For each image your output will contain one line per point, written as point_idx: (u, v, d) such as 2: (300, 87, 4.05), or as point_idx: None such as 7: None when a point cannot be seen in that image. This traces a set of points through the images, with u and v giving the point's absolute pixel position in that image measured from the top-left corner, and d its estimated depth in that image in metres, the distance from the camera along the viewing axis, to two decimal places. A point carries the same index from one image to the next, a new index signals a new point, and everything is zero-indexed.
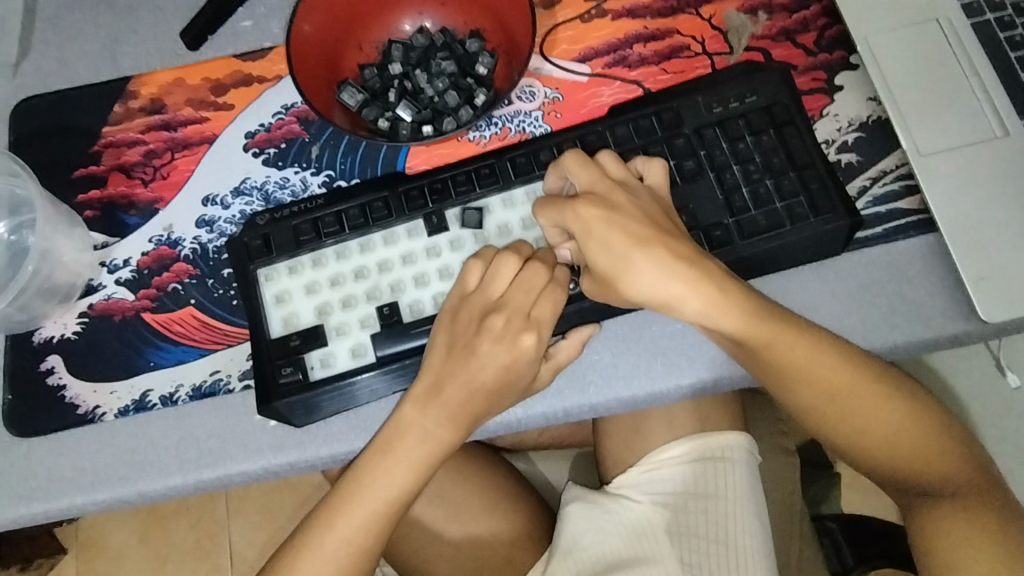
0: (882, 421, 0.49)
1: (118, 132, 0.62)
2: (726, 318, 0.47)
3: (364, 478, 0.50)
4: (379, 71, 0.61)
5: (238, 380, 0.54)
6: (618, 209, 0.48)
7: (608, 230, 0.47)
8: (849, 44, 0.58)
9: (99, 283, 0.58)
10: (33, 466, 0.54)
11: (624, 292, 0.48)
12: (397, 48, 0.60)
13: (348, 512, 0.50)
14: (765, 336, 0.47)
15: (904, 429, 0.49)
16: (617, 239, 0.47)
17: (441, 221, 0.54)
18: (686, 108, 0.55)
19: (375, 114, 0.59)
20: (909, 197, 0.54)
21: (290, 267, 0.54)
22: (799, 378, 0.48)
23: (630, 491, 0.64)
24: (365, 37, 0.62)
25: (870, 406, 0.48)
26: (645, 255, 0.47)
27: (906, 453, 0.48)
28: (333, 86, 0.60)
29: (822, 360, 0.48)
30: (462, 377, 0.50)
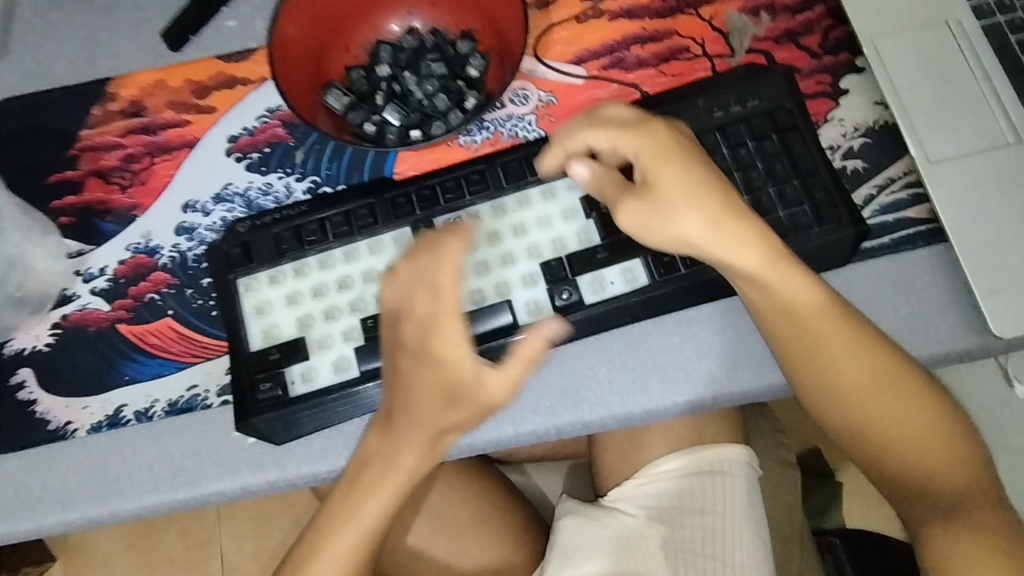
0: (910, 432, 0.46)
1: (96, 136, 0.59)
2: (776, 273, 0.44)
3: (347, 510, 0.46)
4: (366, 73, 0.58)
5: (217, 396, 0.52)
6: (680, 148, 0.45)
7: (676, 167, 0.44)
8: (854, 47, 0.56)
9: (74, 292, 0.56)
10: (1, 484, 0.51)
11: (669, 229, 0.44)
12: (385, 49, 0.58)
13: (327, 547, 0.46)
14: (816, 321, 0.45)
15: (932, 444, 0.46)
16: (680, 177, 0.43)
17: (429, 230, 0.52)
18: (686, 113, 0.53)
19: (362, 118, 0.57)
20: (917, 206, 0.52)
21: (271, 276, 0.52)
22: (837, 374, 0.46)
23: (626, 505, 0.62)
24: (352, 38, 0.60)
25: (905, 415, 0.46)
26: (705, 205, 0.43)
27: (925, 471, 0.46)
28: (318, 88, 0.57)
29: (866, 356, 0.45)
30: (412, 404, 0.42)
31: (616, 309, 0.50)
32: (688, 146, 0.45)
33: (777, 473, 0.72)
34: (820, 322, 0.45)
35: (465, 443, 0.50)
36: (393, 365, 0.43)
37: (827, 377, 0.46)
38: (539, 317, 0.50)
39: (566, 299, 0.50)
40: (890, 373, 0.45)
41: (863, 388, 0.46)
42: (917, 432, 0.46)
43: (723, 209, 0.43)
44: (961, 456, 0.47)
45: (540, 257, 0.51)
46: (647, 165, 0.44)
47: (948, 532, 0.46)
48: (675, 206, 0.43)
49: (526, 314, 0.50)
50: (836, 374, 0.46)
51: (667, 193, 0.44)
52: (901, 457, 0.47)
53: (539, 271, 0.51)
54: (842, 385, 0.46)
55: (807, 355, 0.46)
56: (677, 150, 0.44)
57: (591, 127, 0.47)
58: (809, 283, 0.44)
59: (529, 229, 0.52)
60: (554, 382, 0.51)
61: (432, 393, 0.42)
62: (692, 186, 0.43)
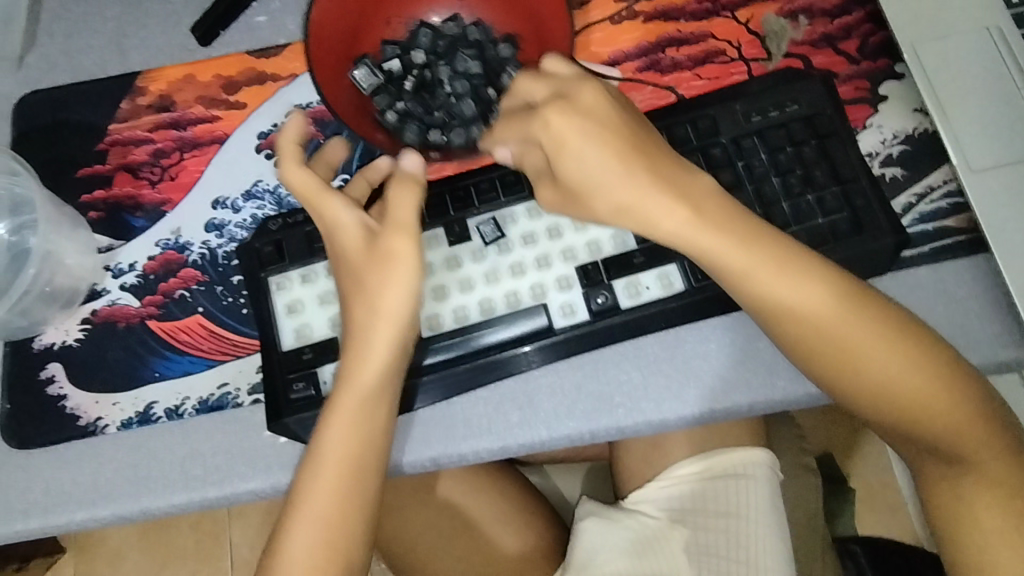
0: (925, 405, 0.43)
1: (125, 130, 0.59)
2: (711, 243, 0.43)
3: (319, 443, 0.46)
4: (401, 54, 0.56)
5: (247, 395, 0.52)
6: (594, 128, 0.43)
7: (585, 149, 0.42)
8: (894, 52, 0.56)
9: (103, 288, 0.55)
10: (31, 480, 0.51)
11: (598, 206, 0.44)
12: (427, 35, 0.56)
13: (309, 496, 0.45)
14: (799, 302, 0.43)
15: (952, 418, 0.43)
16: (591, 157, 0.42)
17: (464, 231, 0.51)
18: (723, 117, 0.53)
19: (385, 102, 0.54)
20: (956, 215, 0.52)
21: (302, 274, 0.51)
22: (824, 352, 0.44)
23: (647, 507, 0.61)
24: (394, 11, 0.58)
25: (914, 392, 0.43)
26: (632, 186, 0.43)
27: (947, 441, 0.44)
28: (348, 62, 0.55)
29: (861, 337, 0.43)
30: (355, 309, 0.46)
31: (652, 314, 0.50)
32: (601, 114, 0.43)
33: (798, 479, 0.71)
34: (812, 305, 0.43)
35: (498, 446, 0.50)
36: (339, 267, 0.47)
37: (829, 361, 0.44)
38: (575, 321, 0.50)
39: (601, 304, 0.50)
40: (891, 353, 0.43)
41: (865, 371, 0.44)
42: (932, 404, 0.43)
43: (638, 186, 0.43)
44: (988, 427, 0.44)
45: (575, 260, 0.51)
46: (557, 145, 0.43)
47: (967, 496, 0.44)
48: (590, 189, 0.43)
49: (561, 318, 0.50)
50: (833, 361, 0.44)
51: (583, 177, 0.43)
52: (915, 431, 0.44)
53: (575, 275, 0.50)
54: (842, 369, 0.44)
55: (799, 342, 0.44)
56: (585, 127, 0.43)
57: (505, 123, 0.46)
58: (781, 266, 0.43)
59: (564, 231, 0.51)
60: (586, 386, 0.51)
61: (365, 280, 0.46)
62: (613, 167, 0.42)
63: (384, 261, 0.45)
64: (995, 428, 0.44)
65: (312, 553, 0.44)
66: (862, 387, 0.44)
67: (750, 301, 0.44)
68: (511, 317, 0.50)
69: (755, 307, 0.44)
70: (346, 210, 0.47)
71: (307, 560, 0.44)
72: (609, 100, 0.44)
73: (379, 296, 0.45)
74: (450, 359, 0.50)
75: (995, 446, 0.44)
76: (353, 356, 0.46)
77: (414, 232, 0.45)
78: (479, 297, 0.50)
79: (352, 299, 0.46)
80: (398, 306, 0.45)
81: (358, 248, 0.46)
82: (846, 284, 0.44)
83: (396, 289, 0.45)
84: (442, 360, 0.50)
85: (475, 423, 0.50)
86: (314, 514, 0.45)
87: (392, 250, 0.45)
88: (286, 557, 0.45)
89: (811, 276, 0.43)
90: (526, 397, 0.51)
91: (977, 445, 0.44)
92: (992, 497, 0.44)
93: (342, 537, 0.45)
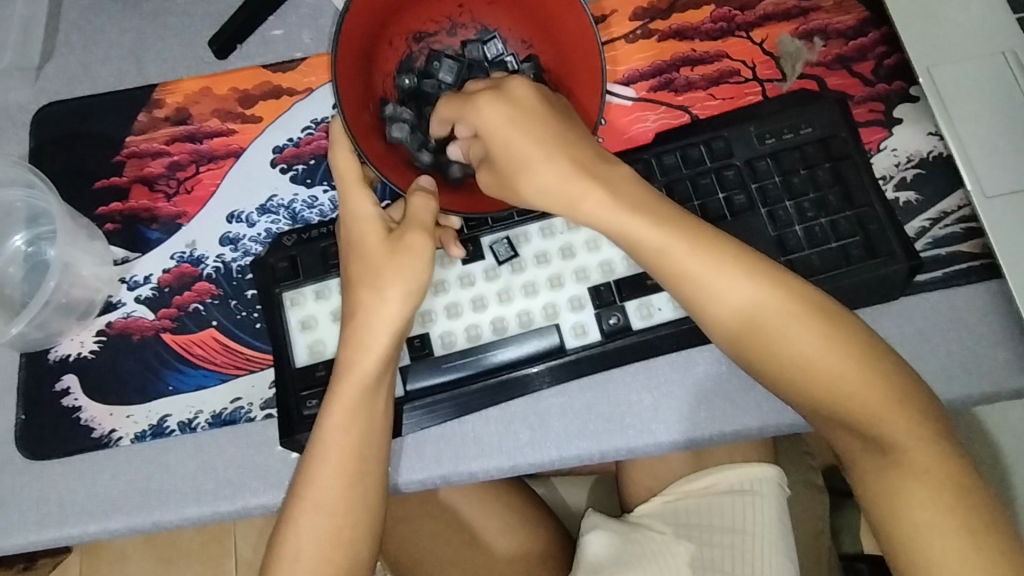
0: (829, 379, 0.41)
1: (141, 142, 0.60)
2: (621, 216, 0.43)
3: (326, 428, 0.46)
4: (419, 84, 0.55)
5: (260, 409, 0.52)
6: (524, 115, 0.43)
7: (517, 134, 0.43)
8: (909, 75, 0.56)
9: (119, 300, 0.56)
10: (45, 490, 0.52)
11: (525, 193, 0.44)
12: (449, 66, 0.53)
13: (315, 481, 0.46)
14: (691, 265, 0.43)
15: (865, 400, 0.41)
16: (518, 140, 0.43)
17: (477, 250, 0.52)
18: (737, 139, 0.53)
19: (419, 143, 0.51)
20: (970, 240, 0.52)
21: (316, 291, 0.52)
22: (727, 323, 0.43)
23: (652, 521, 0.61)
24: (397, 30, 0.53)
25: (823, 364, 0.41)
26: (557, 167, 0.43)
27: (864, 421, 0.41)
28: (371, 106, 0.50)
29: (761, 303, 0.42)
30: (364, 297, 0.47)
31: (663, 336, 0.50)
32: (532, 105, 0.44)
33: (803, 497, 0.71)
34: (711, 268, 0.43)
35: (507, 465, 0.50)
36: (347, 266, 0.49)
37: (728, 329, 0.43)
38: (586, 341, 0.50)
39: (613, 324, 0.50)
40: (794, 322, 0.42)
41: (768, 342, 0.42)
42: (837, 379, 0.41)
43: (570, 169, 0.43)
44: (910, 409, 0.40)
45: (588, 281, 0.51)
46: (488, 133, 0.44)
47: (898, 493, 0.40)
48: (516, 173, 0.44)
49: (572, 338, 0.50)
50: (731, 330, 0.43)
51: (511, 151, 0.43)
52: (827, 410, 0.42)
53: (587, 295, 0.51)
54: (742, 338, 0.43)
55: (699, 307, 0.44)
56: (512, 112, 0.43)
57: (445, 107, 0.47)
58: (678, 232, 0.43)
59: (576, 251, 0.51)
60: (597, 407, 0.51)
61: (375, 275, 0.47)
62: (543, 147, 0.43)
63: (398, 259, 0.47)
64: (916, 411, 0.40)
65: (320, 544, 0.45)
66: (765, 358, 0.43)
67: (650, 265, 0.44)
68: (522, 336, 0.50)
69: (654, 269, 0.44)
70: (367, 207, 0.49)
71: (314, 551, 0.45)
72: (542, 97, 0.44)
73: (384, 295, 0.47)
74: (463, 377, 0.50)
75: (917, 429, 0.40)
76: (353, 346, 0.47)
77: (430, 232, 0.47)
78: (492, 316, 0.51)
79: (356, 295, 0.47)
80: (399, 306, 0.47)
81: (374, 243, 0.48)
82: (743, 251, 0.43)
83: (399, 291, 0.47)
84: (455, 378, 0.50)
85: (485, 442, 0.51)
86: (316, 501, 0.45)
87: (404, 249, 0.47)
88: (294, 547, 0.45)
89: (707, 244, 0.43)
90: (537, 417, 0.51)
91: (897, 426, 0.40)
92: (921, 484, 0.39)
93: (349, 529, 0.45)
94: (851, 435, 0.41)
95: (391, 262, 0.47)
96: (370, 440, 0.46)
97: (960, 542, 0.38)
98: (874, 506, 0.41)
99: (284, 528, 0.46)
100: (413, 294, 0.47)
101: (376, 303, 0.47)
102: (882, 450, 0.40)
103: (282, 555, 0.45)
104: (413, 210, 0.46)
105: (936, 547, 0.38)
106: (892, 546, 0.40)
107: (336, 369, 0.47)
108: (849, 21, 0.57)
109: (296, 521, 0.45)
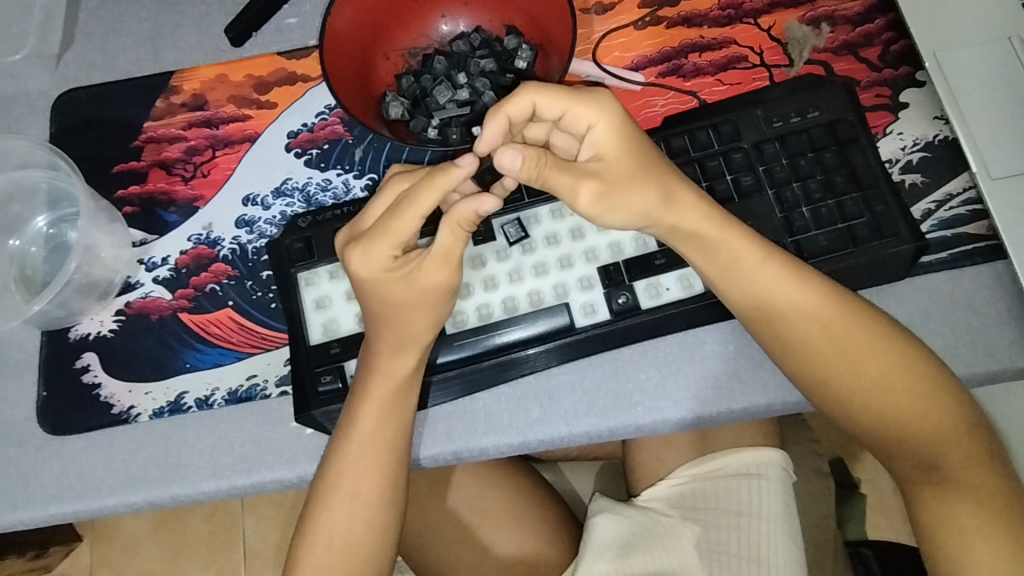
0: (897, 407, 0.46)
1: (159, 128, 0.61)
2: (718, 232, 0.47)
3: (357, 423, 0.48)
4: (417, 80, 0.57)
5: (276, 386, 0.53)
6: (628, 125, 0.45)
7: (628, 151, 0.45)
8: (915, 60, 0.56)
9: (137, 281, 0.57)
10: (65, 464, 0.53)
11: (612, 214, 0.46)
12: (439, 60, 0.57)
13: (347, 469, 0.49)
14: (785, 292, 0.47)
15: (931, 425, 0.46)
16: (631, 159, 0.45)
17: (487, 231, 0.53)
18: (745, 122, 0.54)
19: (422, 123, 0.55)
20: (975, 222, 0.52)
21: (331, 271, 0.53)
22: (811, 341, 0.47)
23: (658, 504, 0.62)
24: (391, 45, 0.58)
25: (900, 396, 0.46)
26: (645, 169, 0.46)
27: (928, 447, 0.46)
28: (370, 103, 0.56)
29: (853, 340, 0.46)
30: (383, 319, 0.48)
31: (671, 316, 0.51)
32: (630, 125, 0.45)
33: (811, 482, 0.70)
34: (806, 307, 0.47)
35: (518, 441, 0.51)
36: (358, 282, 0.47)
37: (813, 363, 0.47)
38: (595, 320, 0.51)
39: (622, 304, 0.51)
40: (882, 360, 0.46)
41: (850, 375, 0.47)
42: (907, 407, 0.46)
43: (670, 189, 0.46)
44: (970, 434, 0.46)
45: (597, 261, 0.52)
46: (597, 139, 0.45)
47: (948, 508, 0.45)
48: (621, 190, 0.45)
49: (582, 317, 0.51)
50: (814, 364, 0.47)
51: (606, 159, 0.45)
52: (895, 432, 0.47)
53: (596, 275, 0.51)
54: (825, 372, 0.47)
55: (789, 344, 0.47)
56: (627, 125, 0.45)
57: (537, 90, 0.44)
58: (773, 259, 0.47)
59: (587, 232, 0.52)
60: (605, 384, 0.52)
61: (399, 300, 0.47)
62: (641, 170, 0.46)
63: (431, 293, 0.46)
64: (972, 437, 0.46)
65: (354, 526, 0.49)
66: (846, 389, 0.47)
67: (746, 301, 0.48)
68: (535, 315, 0.51)
69: (746, 306, 0.48)
70: (382, 255, 0.46)
71: (346, 534, 0.49)
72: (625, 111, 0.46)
73: (412, 319, 0.47)
74: (471, 355, 0.51)
75: (968, 451, 0.46)
76: (377, 347, 0.48)
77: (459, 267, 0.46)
78: (503, 295, 0.52)
79: (386, 318, 0.47)
80: (425, 331, 0.48)
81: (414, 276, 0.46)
82: (838, 289, 0.47)
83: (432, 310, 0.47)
84: (465, 356, 0.51)
85: (496, 419, 0.52)
86: (349, 492, 0.49)
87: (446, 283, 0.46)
88: (328, 531, 0.49)
89: (800, 272, 0.47)
90: (546, 394, 0.52)
91: (956, 451, 0.46)
92: (972, 503, 0.45)
93: (379, 515, 0.49)
94: (907, 454, 0.47)
95: (412, 294, 0.46)
96: (402, 437, 0.49)
97: (1000, 550, 0.44)
98: (922, 520, 0.47)
99: (316, 517, 0.49)
100: (439, 317, 0.48)
101: (401, 326, 0.47)
102: (937, 469, 0.46)
103: (316, 538, 0.49)
104: (442, 244, 0.45)
105: (977, 553, 0.44)
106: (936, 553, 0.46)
107: (362, 368, 0.49)
108: (855, 8, 0.58)
109: (330, 507, 0.49)
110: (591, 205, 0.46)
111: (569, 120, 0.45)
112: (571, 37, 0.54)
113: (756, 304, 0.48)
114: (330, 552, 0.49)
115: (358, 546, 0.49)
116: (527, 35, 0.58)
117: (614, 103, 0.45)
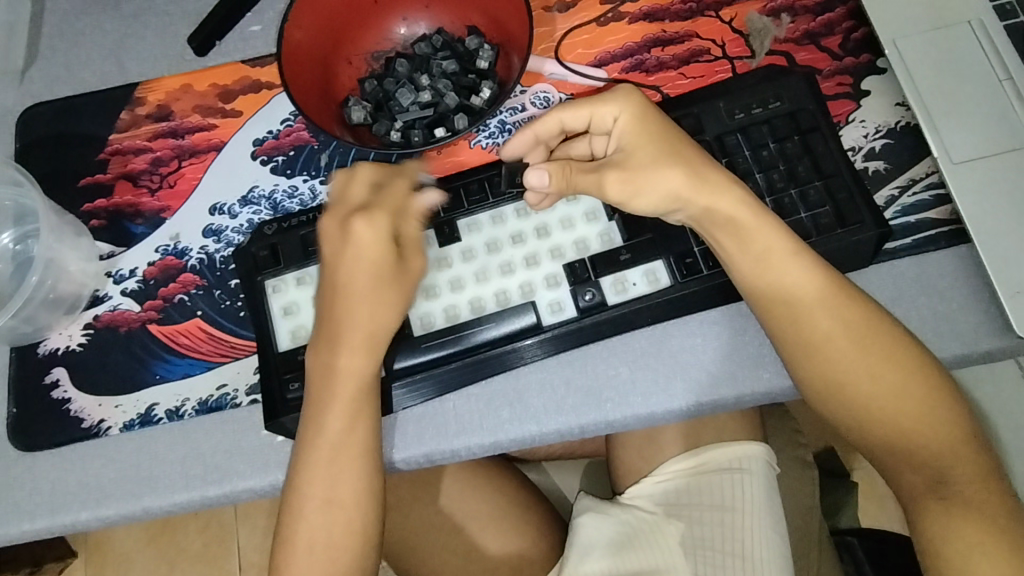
0: (906, 417, 0.46)
1: (124, 140, 0.61)
2: (752, 220, 0.47)
3: (329, 427, 0.48)
4: (380, 84, 0.57)
5: (246, 395, 0.53)
6: (652, 117, 0.48)
7: (653, 140, 0.48)
8: (876, 47, 0.56)
9: (105, 293, 0.57)
10: (36, 481, 0.53)
11: (644, 197, 0.47)
12: (401, 63, 0.57)
13: (315, 476, 0.48)
14: (807, 289, 0.47)
15: (940, 435, 0.46)
16: (656, 144, 0.48)
17: (453, 232, 0.53)
18: (707, 115, 0.54)
19: (384, 127, 0.56)
20: (939, 207, 0.52)
21: (298, 277, 0.53)
22: (832, 339, 0.47)
23: (642, 502, 0.61)
24: (353, 50, 0.58)
25: (912, 403, 0.46)
26: (674, 153, 0.47)
27: (933, 459, 0.46)
28: (333, 108, 0.56)
29: (872, 342, 0.46)
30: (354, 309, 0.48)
31: (638, 311, 0.51)
32: (653, 117, 0.48)
33: (794, 472, 0.70)
34: (827, 305, 0.47)
35: (490, 442, 0.51)
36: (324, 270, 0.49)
37: (829, 364, 0.47)
38: (563, 317, 0.51)
39: (589, 300, 0.51)
40: (903, 365, 0.46)
41: (867, 377, 0.47)
42: (918, 415, 0.46)
43: (697, 168, 0.47)
44: (974, 448, 0.46)
45: (563, 258, 0.52)
46: (622, 133, 0.48)
47: (952, 516, 0.45)
48: (646, 174, 0.47)
49: (549, 314, 0.51)
50: (830, 366, 0.47)
51: (634, 148, 0.48)
52: (905, 444, 0.46)
53: (563, 272, 0.51)
54: (840, 373, 0.47)
55: (808, 342, 0.47)
56: (651, 116, 0.48)
57: (562, 108, 0.49)
58: (801, 258, 0.47)
59: (551, 230, 0.52)
60: (578, 381, 0.51)
61: (355, 289, 0.48)
62: (666, 157, 0.47)
63: (388, 276, 0.48)
64: (978, 452, 0.46)
65: (330, 536, 0.48)
66: (862, 393, 0.47)
67: (764, 298, 0.48)
68: (501, 315, 0.51)
69: (766, 301, 0.48)
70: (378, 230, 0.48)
71: (320, 543, 0.48)
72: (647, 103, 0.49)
73: (379, 308, 0.48)
74: (444, 356, 0.51)
75: (971, 464, 0.46)
76: (344, 347, 0.48)
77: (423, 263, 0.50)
78: (470, 296, 0.52)
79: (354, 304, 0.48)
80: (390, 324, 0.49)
81: (375, 260, 0.48)
82: (855, 291, 0.48)
83: (393, 304, 0.48)
84: (434, 357, 0.51)
85: (468, 420, 0.51)
86: (326, 497, 0.48)
87: (407, 269, 0.49)
88: (303, 541, 0.48)
89: (822, 271, 0.47)
90: (517, 393, 0.52)
91: (964, 464, 0.46)
92: (975, 515, 0.45)
93: (350, 521, 0.48)
94: (913, 468, 0.47)
95: (384, 281, 0.48)
96: (370, 442, 0.48)
97: (1000, 561, 0.44)
98: (923, 528, 0.46)
99: (289, 528, 0.48)
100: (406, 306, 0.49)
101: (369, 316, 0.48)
102: (945, 485, 0.46)
103: (293, 548, 0.48)
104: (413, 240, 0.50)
105: (981, 566, 0.44)
106: (937, 562, 0.45)
107: (321, 373, 0.48)
108: None
109: (307, 515, 0.48)
110: (619, 191, 0.47)
111: (596, 122, 0.49)
112: (527, 28, 0.53)
113: (773, 302, 0.48)
114: (308, 562, 0.47)
115: (337, 555, 0.48)
116: (488, 35, 0.58)
117: (638, 95, 0.48)
